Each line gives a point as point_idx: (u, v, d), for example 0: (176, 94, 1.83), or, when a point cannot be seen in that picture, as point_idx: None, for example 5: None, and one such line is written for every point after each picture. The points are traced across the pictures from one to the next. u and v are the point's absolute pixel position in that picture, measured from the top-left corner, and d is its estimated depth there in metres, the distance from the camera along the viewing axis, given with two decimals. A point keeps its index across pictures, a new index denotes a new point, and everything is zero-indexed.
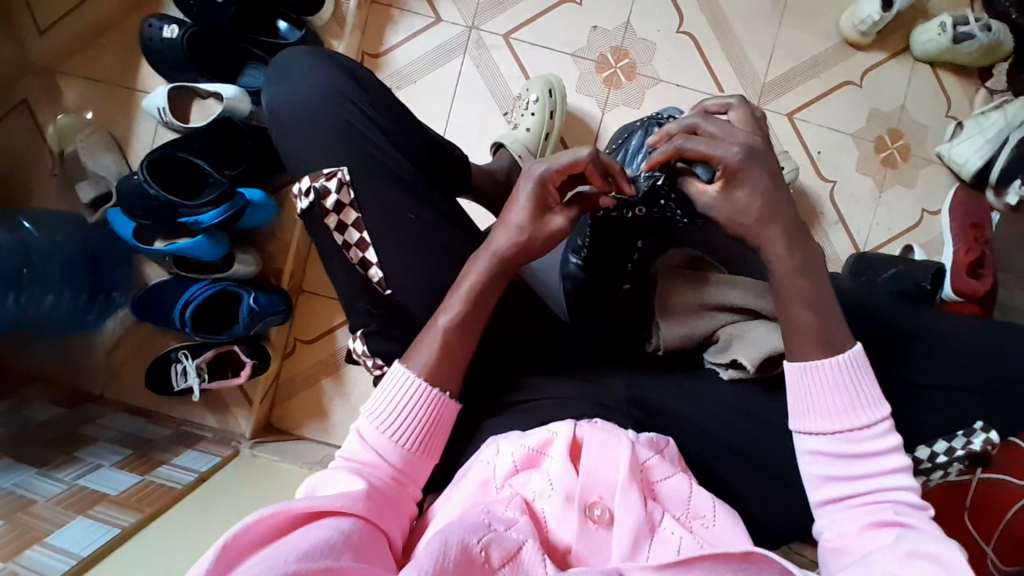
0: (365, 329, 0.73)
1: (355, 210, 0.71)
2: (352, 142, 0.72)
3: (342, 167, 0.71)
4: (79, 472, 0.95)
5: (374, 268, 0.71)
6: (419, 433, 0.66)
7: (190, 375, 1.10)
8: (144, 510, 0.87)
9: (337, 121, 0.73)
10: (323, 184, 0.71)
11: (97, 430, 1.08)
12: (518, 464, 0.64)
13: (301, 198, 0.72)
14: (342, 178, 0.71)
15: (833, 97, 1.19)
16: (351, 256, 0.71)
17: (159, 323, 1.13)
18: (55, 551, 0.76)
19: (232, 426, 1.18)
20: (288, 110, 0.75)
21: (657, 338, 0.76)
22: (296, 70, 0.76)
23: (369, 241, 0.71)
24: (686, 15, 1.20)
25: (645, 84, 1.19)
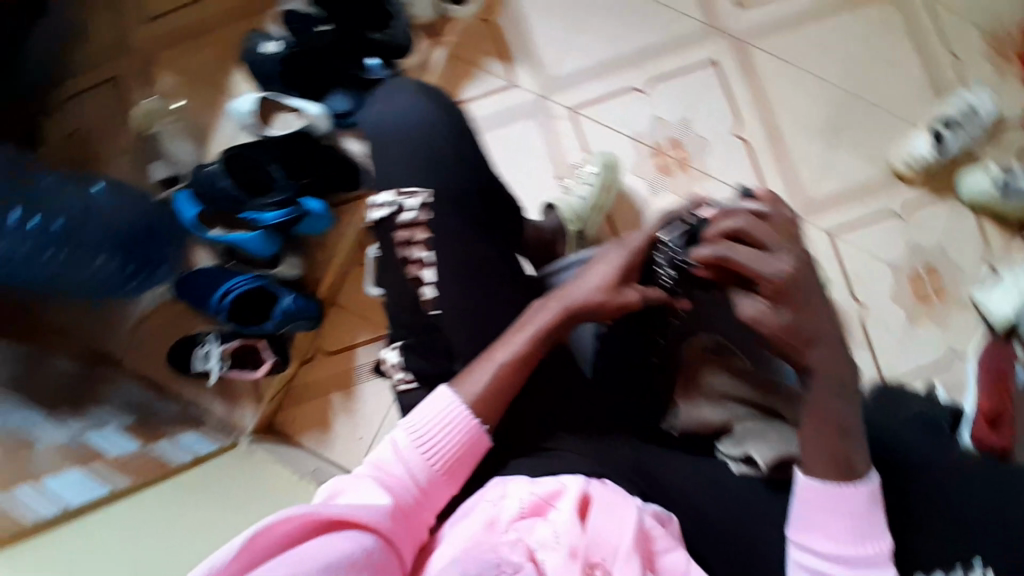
0: (403, 342, 0.76)
1: (426, 231, 0.74)
2: (433, 167, 0.75)
3: (426, 189, 0.74)
4: (86, 424, 1.01)
5: (427, 287, 0.74)
6: (449, 457, 0.67)
7: (211, 358, 1.13)
8: (133, 479, 0.94)
9: (426, 146, 0.75)
10: (400, 202, 0.74)
11: (111, 392, 1.11)
12: (525, 510, 0.63)
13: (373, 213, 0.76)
14: (426, 200, 0.74)
15: (876, 226, 1.23)
16: (408, 272, 0.75)
17: (194, 303, 1.17)
18: (44, 514, 0.82)
19: (235, 418, 1.18)
20: (380, 128, 0.77)
21: (672, 420, 0.76)
22: (398, 95, 0.79)
23: (429, 262, 0.74)
24: (745, 121, 1.24)
25: (695, 178, 1.23)
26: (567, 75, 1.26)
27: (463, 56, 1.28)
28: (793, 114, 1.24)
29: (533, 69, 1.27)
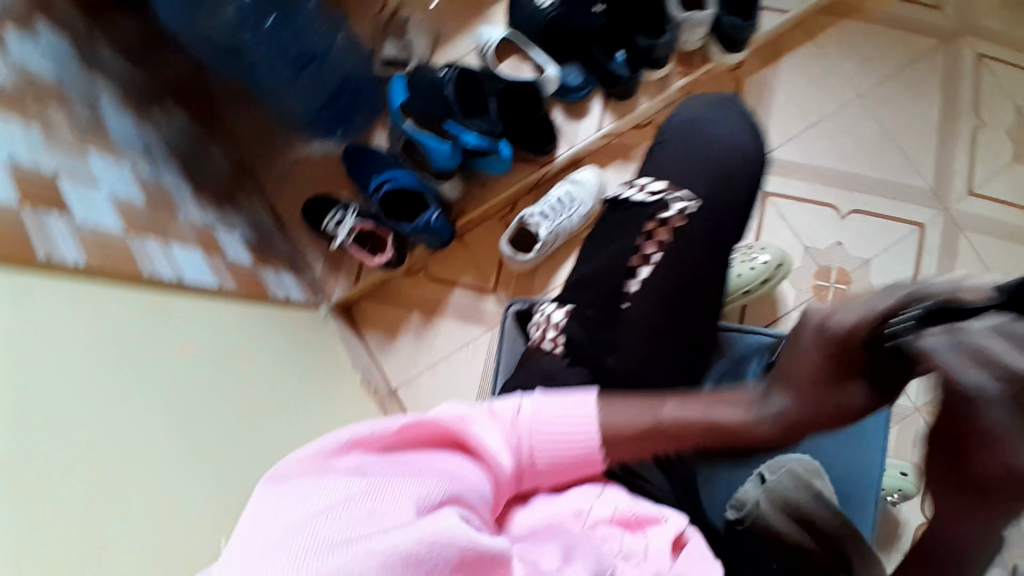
0: (576, 308, 0.76)
1: (668, 235, 0.76)
2: (718, 186, 0.79)
3: (698, 202, 0.78)
4: (217, 220, 1.03)
5: (635, 281, 0.76)
6: (564, 447, 0.62)
7: (342, 228, 1.16)
8: (234, 290, 0.95)
9: (713, 165, 0.80)
10: (669, 200, 0.78)
11: (245, 203, 1.16)
12: (616, 516, 0.65)
13: (632, 186, 0.82)
14: (688, 208, 0.77)
15: None
16: (631, 260, 0.77)
17: (351, 172, 1.21)
18: (169, 274, 0.83)
19: (325, 285, 1.22)
20: (691, 132, 0.83)
21: (747, 513, 0.77)
22: (715, 109, 0.85)
23: (653, 263, 0.76)
24: None
25: None
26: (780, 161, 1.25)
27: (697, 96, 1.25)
28: None
29: None
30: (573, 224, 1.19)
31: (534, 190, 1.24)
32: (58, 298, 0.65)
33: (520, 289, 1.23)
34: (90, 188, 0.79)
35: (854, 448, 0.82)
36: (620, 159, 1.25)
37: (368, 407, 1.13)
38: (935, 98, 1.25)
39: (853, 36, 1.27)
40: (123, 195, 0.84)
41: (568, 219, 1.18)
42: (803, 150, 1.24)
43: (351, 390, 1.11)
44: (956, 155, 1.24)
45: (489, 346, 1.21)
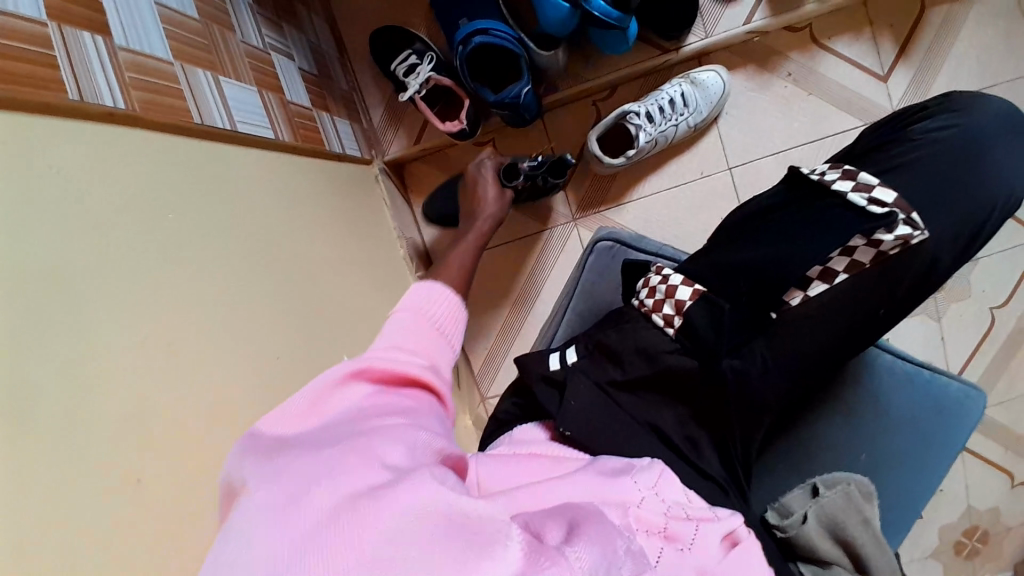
0: (705, 292, 0.64)
1: (869, 258, 0.61)
2: (963, 205, 0.61)
3: (921, 232, 0.59)
4: (275, 43, 0.86)
5: (796, 296, 0.63)
6: (447, 320, 0.68)
7: (414, 77, 0.98)
8: (281, 139, 0.81)
9: (949, 188, 0.62)
10: (904, 219, 0.59)
11: (305, 19, 0.97)
12: (668, 512, 0.54)
13: (831, 179, 0.64)
14: (912, 236, 0.59)
15: (1004, 478, 1.10)
16: (811, 270, 0.62)
17: (442, 9, 0.99)
18: (226, 126, 0.70)
19: (381, 137, 1.09)
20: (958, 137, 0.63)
21: (793, 525, 0.71)
22: (996, 109, 0.65)
23: (829, 282, 0.62)
24: (1015, 301, 1.08)
25: (927, 308, 1.09)
26: None
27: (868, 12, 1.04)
28: None
29: (917, 78, 1.04)
30: (676, 132, 1.04)
31: (646, 82, 1.06)
32: (92, 149, 0.52)
33: (593, 192, 1.11)
34: None
35: (921, 480, 0.77)
36: (757, 64, 1.07)
37: (401, 281, 1.04)
38: None
39: None
40: (171, 4, 0.66)
41: (673, 126, 1.02)
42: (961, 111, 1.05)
43: (389, 261, 1.01)
44: None
45: (545, 245, 1.12)
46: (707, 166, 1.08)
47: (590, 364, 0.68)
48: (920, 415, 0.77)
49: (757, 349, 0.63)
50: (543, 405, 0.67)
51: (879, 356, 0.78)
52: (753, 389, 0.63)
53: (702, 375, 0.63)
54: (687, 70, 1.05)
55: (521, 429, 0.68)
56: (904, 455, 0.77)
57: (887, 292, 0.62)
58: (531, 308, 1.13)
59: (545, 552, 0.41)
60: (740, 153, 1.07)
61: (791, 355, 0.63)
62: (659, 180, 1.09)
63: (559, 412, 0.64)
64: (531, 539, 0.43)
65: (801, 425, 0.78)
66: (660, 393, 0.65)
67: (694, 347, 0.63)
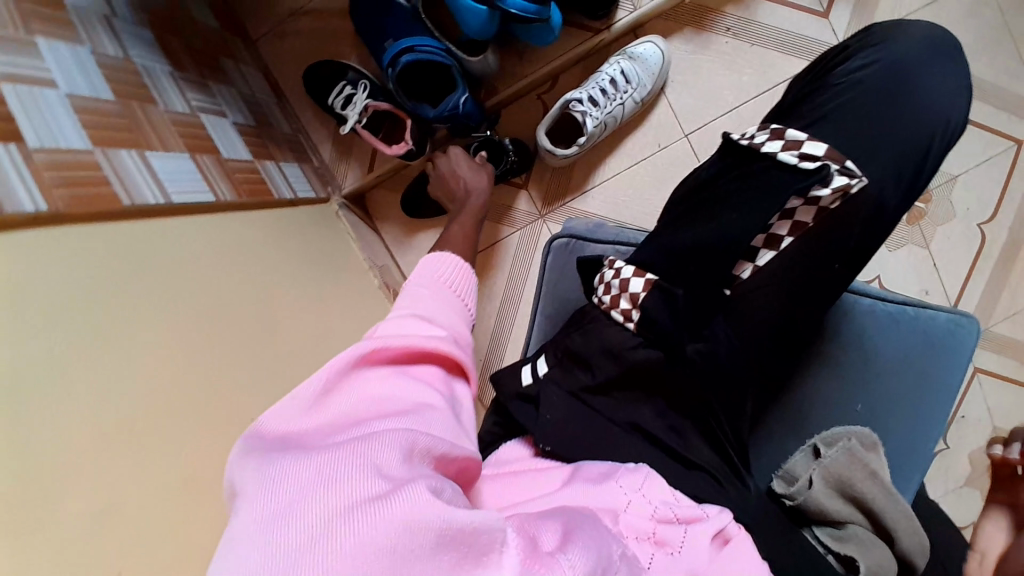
0: (662, 282, 0.63)
1: (810, 218, 0.62)
2: (894, 145, 0.61)
3: (861, 179, 0.59)
4: (204, 104, 0.86)
5: (746, 267, 0.64)
6: (460, 291, 0.68)
7: (353, 108, 0.98)
8: (223, 199, 0.81)
9: (875, 131, 0.61)
10: (838, 170, 0.60)
11: (235, 72, 0.98)
12: (656, 516, 0.53)
13: (763, 140, 0.64)
14: (851, 186, 0.59)
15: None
16: (756, 239, 0.63)
17: (369, 33, 0.99)
18: (161, 201, 0.70)
19: (335, 172, 1.09)
20: (878, 78, 0.63)
21: (802, 491, 0.69)
22: (912, 41, 0.64)
23: (776, 248, 0.63)
24: (1001, 214, 1.05)
25: (914, 237, 1.06)
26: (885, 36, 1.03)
27: None
28: None
29: (855, 9, 1.02)
30: (625, 110, 1.02)
31: (586, 67, 1.05)
32: (24, 257, 0.53)
33: (555, 186, 1.10)
34: (40, 85, 0.62)
35: (926, 422, 0.75)
36: (694, 25, 1.05)
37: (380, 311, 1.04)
38: None
39: None
40: (85, 92, 0.67)
41: (619, 105, 1.01)
42: None
43: (362, 293, 1.01)
44: None
45: (517, 247, 1.11)
46: (663, 137, 1.06)
47: (562, 370, 0.66)
48: (908, 354, 0.75)
49: (718, 327, 0.63)
50: (523, 422, 0.66)
51: (853, 304, 0.76)
52: (724, 366, 0.62)
53: (670, 360, 0.62)
54: (623, 46, 1.04)
55: (504, 447, 0.68)
56: (898, 398, 0.75)
57: (834, 248, 0.62)
58: (517, 312, 1.12)
59: (538, 558, 0.41)
60: (693, 119, 1.05)
61: (755, 329, 0.63)
62: (619, 162, 1.08)
63: (537, 427, 0.64)
64: (530, 541, 0.42)
65: (789, 387, 0.76)
66: (635, 389, 0.64)
67: (654, 336, 0.62)
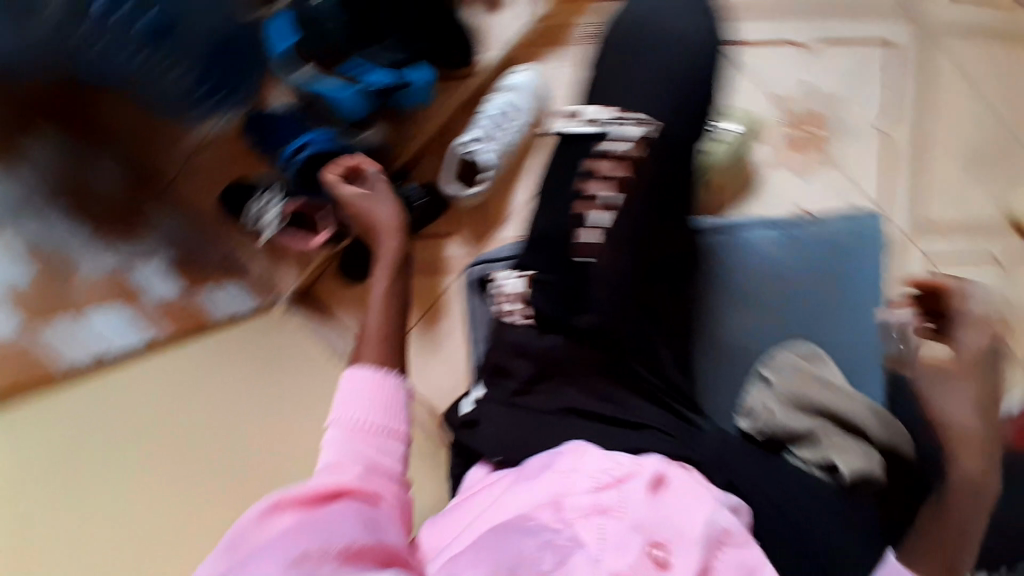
0: (539, 274, 0.67)
1: (621, 170, 0.63)
2: (680, 84, 0.64)
3: (656, 124, 0.63)
4: (122, 259, 1.00)
5: (584, 233, 0.64)
6: (382, 410, 0.59)
7: (270, 216, 1.01)
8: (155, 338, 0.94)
9: (684, 74, 0.65)
10: (624, 126, 0.63)
11: (156, 219, 1.04)
12: (597, 486, 0.57)
13: (603, 116, 0.64)
14: (646, 135, 0.63)
15: (977, 266, 1.13)
16: (579, 208, 0.64)
17: (264, 149, 1.03)
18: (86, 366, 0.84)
19: (273, 278, 1.07)
20: (644, 30, 0.66)
21: (760, 419, 0.70)
22: None
23: (606, 207, 0.64)
24: (892, 116, 1.12)
25: (822, 161, 1.11)
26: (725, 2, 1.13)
27: None
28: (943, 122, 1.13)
29: None
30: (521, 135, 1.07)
31: (468, 107, 1.11)
32: None
33: (479, 222, 1.14)
34: None
35: (849, 320, 0.79)
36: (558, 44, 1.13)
37: None
38: None
39: None
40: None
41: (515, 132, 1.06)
42: None
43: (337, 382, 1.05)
44: None
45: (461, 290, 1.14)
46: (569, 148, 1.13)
47: (494, 387, 0.70)
48: (805, 256, 0.81)
49: (602, 297, 0.65)
50: (468, 445, 0.69)
51: (737, 238, 0.81)
52: (632, 335, 0.66)
53: (578, 346, 0.67)
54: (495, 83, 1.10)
55: (467, 475, 0.70)
56: (815, 296, 0.80)
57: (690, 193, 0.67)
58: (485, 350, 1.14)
59: None
60: None
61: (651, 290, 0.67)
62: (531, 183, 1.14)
63: (481, 442, 0.68)
64: None
65: (719, 330, 0.79)
66: (555, 379, 0.68)
67: (546, 323, 0.67)
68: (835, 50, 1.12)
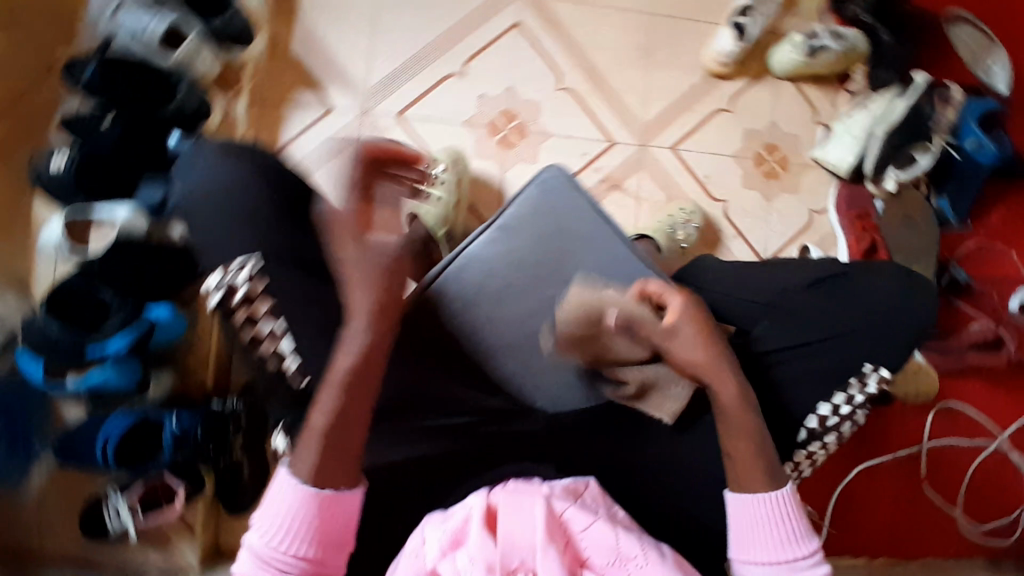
0: (288, 420, 0.73)
1: (264, 303, 0.69)
2: (269, 216, 0.71)
3: (256, 254, 0.70)
4: None
5: (287, 360, 0.71)
6: (315, 523, 0.62)
7: (123, 515, 1.01)
8: None
9: (268, 209, 0.71)
10: (233, 278, 0.69)
11: None
12: (444, 549, 0.60)
13: (241, 283, 0.69)
14: (253, 271, 0.69)
15: (711, 125, 1.29)
16: (265, 349, 0.71)
17: (86, 465, 1.01)
18: None
19: (176, 559, 1.08)
20: (208, 197, 0.71)
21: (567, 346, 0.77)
22: (199, 160, 0.73)
23: (280, 334, 0.70)
24: (564, 72, 1.27)
25: (536, 139, 1.25)
26: (384, 81, 1.20)
27: (270, 97, 1.17)
28: (602, 47, 1.28)
29: (348, 85, 1.19)
30: None
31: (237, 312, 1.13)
32: None
33: None
34: None
35: (594, 255, 0.80)
36: None
37: None
38: None
39: None
40: None
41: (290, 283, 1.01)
42: (390, 56, 1.21)
43: None
44: None
45: None
46: None
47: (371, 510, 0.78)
48: (533, 243, 0.81)
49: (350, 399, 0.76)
50: None
51: (462, 268, 0.80)
52: (427, 382, 0.78)
53: (401, 428, 0.78)
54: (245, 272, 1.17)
55: None
56: (568, 264, 0.80)
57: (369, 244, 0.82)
58: None
59: None
60: None
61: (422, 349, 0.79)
62: None
63: None
64: None
65: (499, 356, 0.79)
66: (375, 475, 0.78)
67: None
68: (488, 52, 1.25)
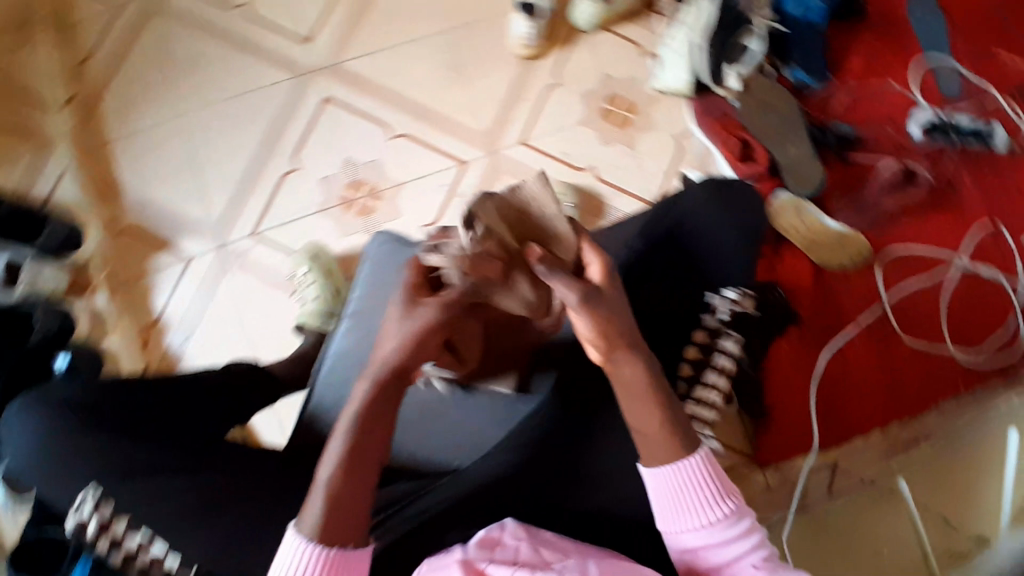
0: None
1: (118, 521, 0.72)
2: (101, 443, 0.75)
3: (91, 484, 0.73)
4: None
5: (163, 559, 0.71)
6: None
7: None
8: None
9: (93, 441, 0.75)
10: (83, 516, 0.72)
11: None
12: None
13: (91, 516, 0.72)
14: (97, 496, 0.73)
15: (547, 103, 1.29)
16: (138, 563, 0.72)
17: None
18: None
19: None
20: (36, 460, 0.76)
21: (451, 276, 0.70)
22: (15, 426, 0.78)
23: (146, 540, 0.72)
24: (388, 120, 1.26)
25: (393, 192, 1.23)
26: (226, 212, 1.21)
27: (130, 276, 1.19)
28: (413, 81, 1.27)
29: (194, 231, 1.21)
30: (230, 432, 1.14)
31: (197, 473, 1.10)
32: None
33: None
34: None
35: None
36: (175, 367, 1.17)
37: None
38: (201, 54, 1.25)
39: (113, 118, 1.22)
40: None
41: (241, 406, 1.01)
42: (220, 185, 1.22)
43: None
44: (266, 39, 1.26)
45: None
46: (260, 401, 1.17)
47: None
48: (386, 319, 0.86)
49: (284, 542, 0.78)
50: None
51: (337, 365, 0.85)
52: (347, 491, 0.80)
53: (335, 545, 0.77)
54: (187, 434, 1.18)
55: None
56: None
57: (237, 381, 0.89)
58: None
59: None
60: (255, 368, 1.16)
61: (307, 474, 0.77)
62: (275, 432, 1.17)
63: None
64: None
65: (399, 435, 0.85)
66: None
67: None
68: (312, 135, 1.24)
